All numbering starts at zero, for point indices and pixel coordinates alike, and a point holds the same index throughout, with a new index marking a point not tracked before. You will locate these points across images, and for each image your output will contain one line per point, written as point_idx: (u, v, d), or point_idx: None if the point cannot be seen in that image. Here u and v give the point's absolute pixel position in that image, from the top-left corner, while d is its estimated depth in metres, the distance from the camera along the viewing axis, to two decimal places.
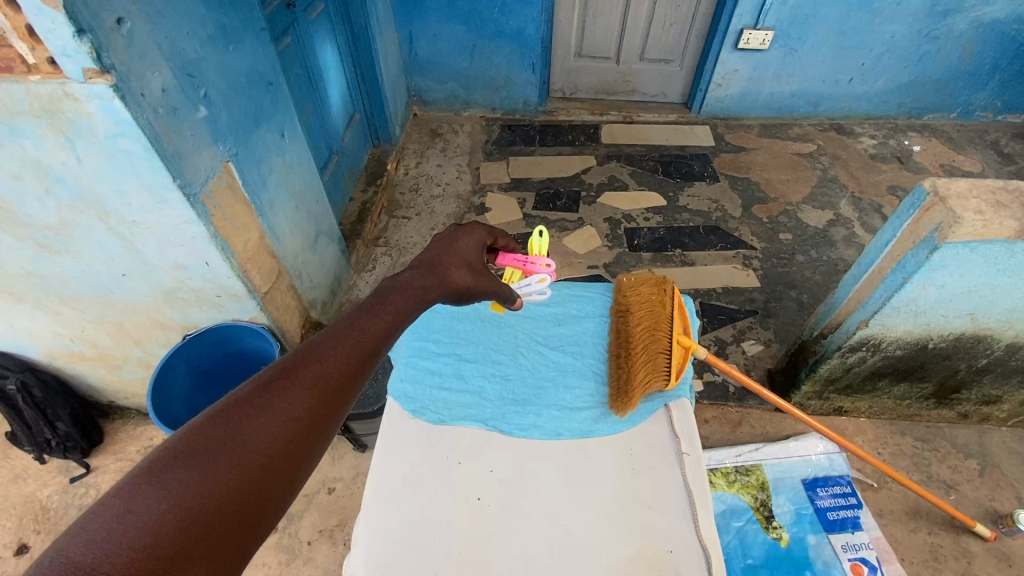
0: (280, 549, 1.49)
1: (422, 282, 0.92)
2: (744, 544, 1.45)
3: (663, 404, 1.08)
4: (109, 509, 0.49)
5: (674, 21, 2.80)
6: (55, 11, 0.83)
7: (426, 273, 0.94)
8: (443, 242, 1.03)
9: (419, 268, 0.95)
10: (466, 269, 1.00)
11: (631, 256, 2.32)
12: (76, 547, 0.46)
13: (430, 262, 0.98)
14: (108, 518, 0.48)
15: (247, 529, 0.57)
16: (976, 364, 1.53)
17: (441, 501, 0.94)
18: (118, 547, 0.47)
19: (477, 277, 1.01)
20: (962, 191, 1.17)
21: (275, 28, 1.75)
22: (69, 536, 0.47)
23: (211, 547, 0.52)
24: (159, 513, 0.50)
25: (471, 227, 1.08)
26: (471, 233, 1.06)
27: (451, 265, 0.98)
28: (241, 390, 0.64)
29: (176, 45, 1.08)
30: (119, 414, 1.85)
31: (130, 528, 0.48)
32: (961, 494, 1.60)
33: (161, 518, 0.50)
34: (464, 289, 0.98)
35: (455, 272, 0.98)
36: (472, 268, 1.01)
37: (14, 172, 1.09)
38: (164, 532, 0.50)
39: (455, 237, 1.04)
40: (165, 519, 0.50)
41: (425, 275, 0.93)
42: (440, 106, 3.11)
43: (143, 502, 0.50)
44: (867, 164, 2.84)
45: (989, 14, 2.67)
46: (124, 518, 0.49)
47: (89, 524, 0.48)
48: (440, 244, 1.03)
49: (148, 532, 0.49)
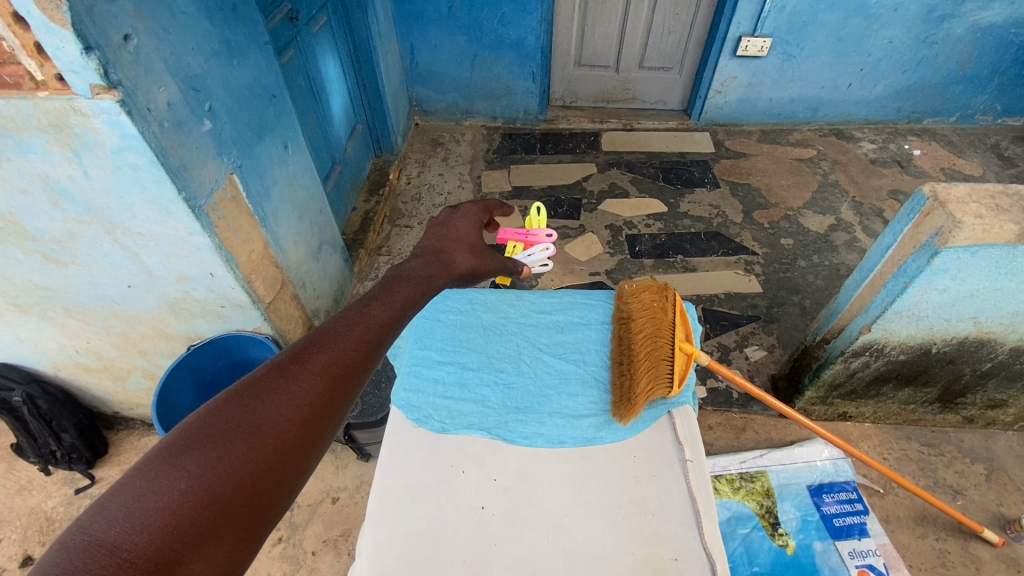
0: (285, 560, 1.49)
1: (427, 269, 0.96)
2: (750, 551, 1.44)
3: (666, 411, 1.09)
4: (129, 489, 0.50)
5: (673, 29, 2.82)
6: (63, 30, 0.85)
7: (430, 261, 0.99)
8: (440, 230, 1.09)
9: (422, 258, 1.00)
10: (467, 253, 1.05)
11: (633, 263, 2.33)
12: (98, 526, 0.47)
13: (432, 251, 1.03)
14: (130, 498, 0.49)
15: (264, 510, 0.57)
16: (980, 367, 1.53)
17: (445, 509, 0.94)
18: (139, 525, 0.48)
19: (479, 258, 1.08)
20: (961, 195, 1.17)
21: (278, 41, 1.78)
22: (91, 515, 0.47)
23: (228, 529, 0.52)
24: (178, 494, 0.51)
25: (463, 209, 1.15)
26: (465, 217, 1.12)
27: (452, 252, 1.04)
28: (255, 375, 0.65)
29: (181, 60, 1.10)
30: (124, 424, 1.86)
31: (150, 507, 0.49)
32: (968, 499, 1.59)
33: (179, 498, 0.50)
34: (467, 272, 1.03)
35: (458, 257, 1.03)
36: (472, 250, 1.07)
37: (22, 186, 1.10)
38: (183, 510, 0.50)
39: (451, 222, 1.11)
40: (184, 499, 0.51)
41: (429, 263, 0.99)
42: (441, 116, 3.14)
43: (161, 483, 0.51)
44: (868, 169, 2.85)
45: (987, 18, 2.68)
46: (144, 497, 0.49)
47: (111, 503, 0.49)
48: (438, 232, 1.09)
49: (167, 512, 0.49)
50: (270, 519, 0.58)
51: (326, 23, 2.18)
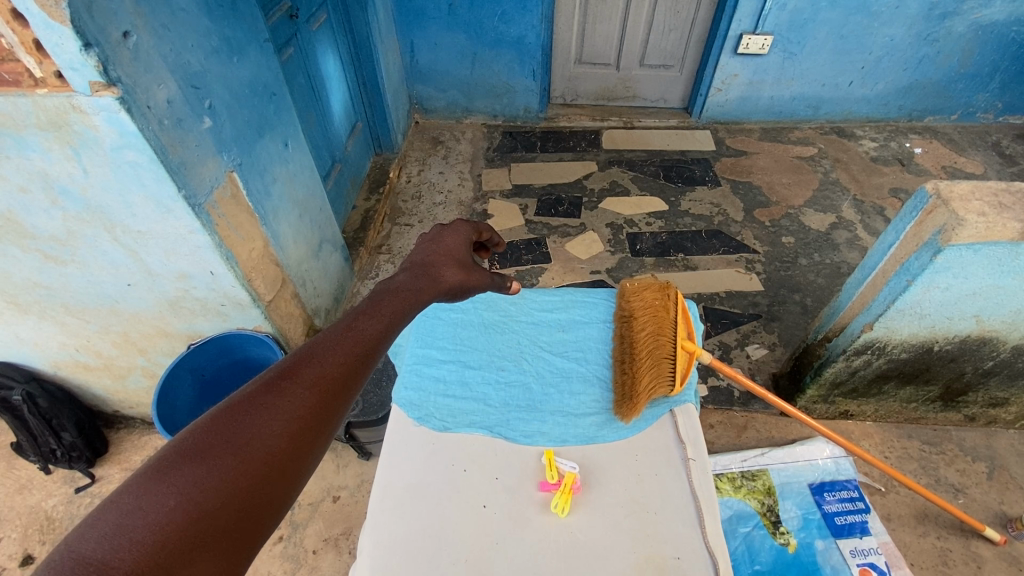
0: (286, 558, 1.49)
1: (415, 283, 0.94)
2: (751, 550, 1.44)
3: (668, 410, 1.09)
4: (118, 506, 0.49)
5: (674, 27, 2.82)
6: (62, 26, 0.84)
7: (420, 275, 0.97)
8: (430, 243, 1.06)
9: (410, 271, 0.98)
10: (456, 266, 1.03)
11: (633, 261, 2.33)
12: (86, 544, 0.47)
13: (421, 264, 1.00)
14: (118, 515, 0.49)
15: (252, 526, 0.56)
16: (982, 366, 1.52)
17: (446, 509, 0.93)
18: (126, 543, 0.47)
19: (467, 273, 1.04)
20: (964, 193, 1.17)
21: (278, 38, 1.77)
22: (79, 532, 0.47)
23: (216, 545, 0.52)
24: (167, 511, 0.50)
25: (455, 224, 1.11)
26: (455, 231, 1.09)
27: (441, 264, 1.01)
28: (244, 390, 0.64)
29: (181, 57, 1.10)
30: (124, 423, 1.86)
31: (139, 524, 0.48)
32: (969, 498, 1.59)
33: (168, 515, 0.50)
34: (456, 287, 1.00)
35: (446, 271, 1.00)
36: (462, 264, 1.04)
37: (21, 185, 1.10)
38: (171, 529, 0.50)
39: (441, 236, 1.08)
40: (172, 516, 0.50)
41: (417, 277, 0.96)
42: (441, 114, 3.14)
43: (149, 500, 0.50)
44: (869, 167, 2.84)
45: (988, 16, 2.68)
46: (132, 515, 0.49)
47: (99, 521, 0.48)
48: (428, 245, 1.06)
49: (156, 529, 0.49)
50: (258, 535, 0.57)
51: (325, 21, 2.17)
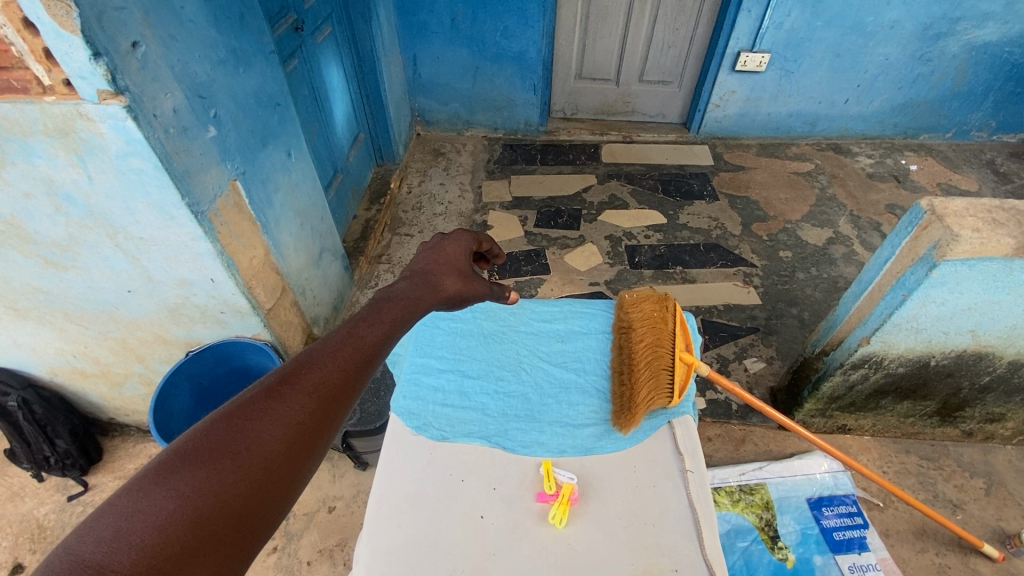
0: (279, 569, 1.47)
1: (414, 291, 0.95)
2: (749, 565, 1.43)
3: (666, 421, 1.09)
4: (118, 509, 0.49)
5: (673, 44, 2.87)
6: (72, 35, 0.86)
7: (419, 283, 0.98)
8: (430, 252, 1.07)
9: (410, 279, 0.99)
10: (456, 276, 1.03)
11: (632, 274, 2.34)
12: (85, 546, 0.46)
13: (421, 272, 1.01)
14: (118, 516, 0.49)
15: (249, 531, 0.56)
16: (979, 381, 1.53)
17: (444, 519, 0.93)
18: (126, 546, 0.47)
19: (466, 282, 1.05)
20: (959, 209, 1.19)
21: (284, 50, 1.80)
22: (79, 535, 0.47)
23: (214, 548, 0.52)
24: (167, 513, 0.50)
25: (456, 234, 1.12)
26: (456, 240, 1.10)
27: (441, 273, 1.02)
28: (243, 394, 0.64)
29: (188, 68, 1.11)
30: (118, 431, 1.84)
31: (139, 528, 0.48)
32: (968, 514, 1.58)
33: (167, 518, 0.50)
34: (455, 295, 1.01)
35: (446, 280, 1.01)
36: (461, 273, 1.05)
37: (26, 190, 1.11)
38: (169, 532, 0.50)
39: (441, 245, 1.09)
40: (173, 519, 0.50)
41: (417, 285, 0.97)
42: (442, 126, 3.17)
43: (148, 502, 0.51)
44: (865, 183, 2.87)
45: (981, 36, 2.73)
46: (132, 518, 0.49)
47: (98, 523, 0.48)
48: (428, 253, 1.07)
49: (155, 532, 0.49)
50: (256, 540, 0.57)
51: (330, 34, 2.20)
